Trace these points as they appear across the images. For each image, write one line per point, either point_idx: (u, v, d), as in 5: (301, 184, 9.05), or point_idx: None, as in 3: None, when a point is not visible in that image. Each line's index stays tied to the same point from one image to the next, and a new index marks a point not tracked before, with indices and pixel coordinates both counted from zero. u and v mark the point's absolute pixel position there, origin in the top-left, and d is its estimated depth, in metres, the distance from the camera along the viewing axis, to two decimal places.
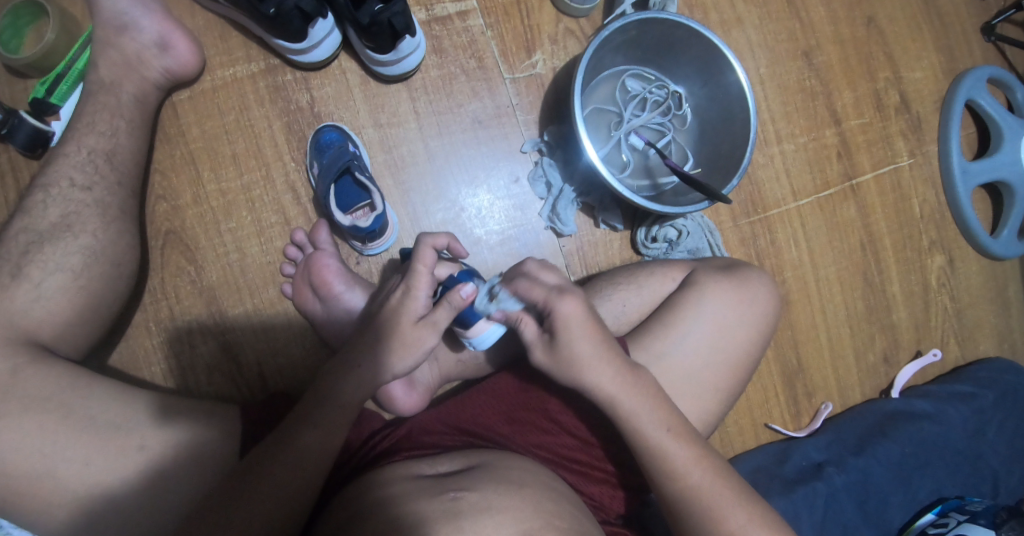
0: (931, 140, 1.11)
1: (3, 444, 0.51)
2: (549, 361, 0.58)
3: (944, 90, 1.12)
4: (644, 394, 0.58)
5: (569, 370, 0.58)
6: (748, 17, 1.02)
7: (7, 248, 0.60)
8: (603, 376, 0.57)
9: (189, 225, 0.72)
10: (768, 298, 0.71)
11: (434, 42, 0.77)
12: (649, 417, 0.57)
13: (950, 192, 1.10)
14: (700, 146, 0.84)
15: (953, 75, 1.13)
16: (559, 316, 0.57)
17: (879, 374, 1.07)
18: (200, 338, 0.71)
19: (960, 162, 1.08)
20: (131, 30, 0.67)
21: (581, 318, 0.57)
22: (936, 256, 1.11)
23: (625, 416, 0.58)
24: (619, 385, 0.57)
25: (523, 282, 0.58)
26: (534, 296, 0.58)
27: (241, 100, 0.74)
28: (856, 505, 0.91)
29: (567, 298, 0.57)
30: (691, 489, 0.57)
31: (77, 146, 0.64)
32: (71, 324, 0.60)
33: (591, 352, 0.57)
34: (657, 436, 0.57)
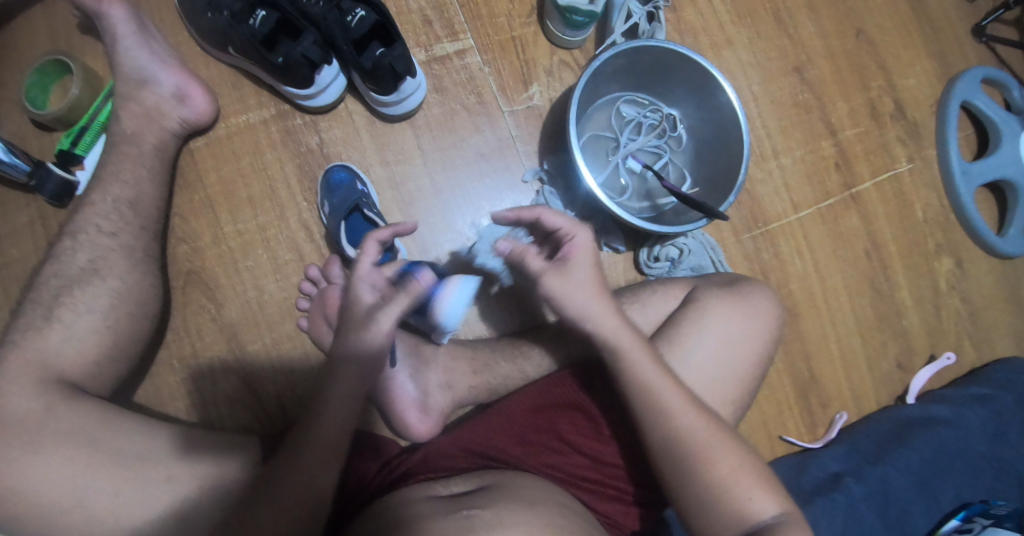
0: (929, 145, 1.13)
1: (42, 478, 0.54)
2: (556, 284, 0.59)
3: (938, 94, 1.14)
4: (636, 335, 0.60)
5: (572, 289, 0.59)
6: (738, 37, 1.05)
7: (40, 294, 0.63)
8: (605, 319, 0.60)
9: (208, 265, 0.76)
10: (771, 310, 0.73)
11: (435, 80, 0.80)
12: (640, 360, 0.59)
13: (953, 194, 1.11)
14: (697, 166, 0.87)
15: (946, 78, 1.14)
16: (575, 245, 0.59)
17: (894, 381, 1.07)
18: (222, 373, 0.74)
19: (961, 163, 1.10)
20: (150, 84, 0.71)
21: (591, 255, 0.60)
22: (944, 259, 1.11)
23: (620, 358, 0.60)
24: (612, 324, 0.60)
25: (548, 211, 0.60)
26: (557, 224, 0.59)
27: (255, 145, 0.77)
28: (876, 514, 0.90)
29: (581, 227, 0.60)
30: (678, 431, 0.58)
31: (102, 195, 0.68)
32: (99, 363, 0.63)
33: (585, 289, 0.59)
34: (649, 377, 0.59)
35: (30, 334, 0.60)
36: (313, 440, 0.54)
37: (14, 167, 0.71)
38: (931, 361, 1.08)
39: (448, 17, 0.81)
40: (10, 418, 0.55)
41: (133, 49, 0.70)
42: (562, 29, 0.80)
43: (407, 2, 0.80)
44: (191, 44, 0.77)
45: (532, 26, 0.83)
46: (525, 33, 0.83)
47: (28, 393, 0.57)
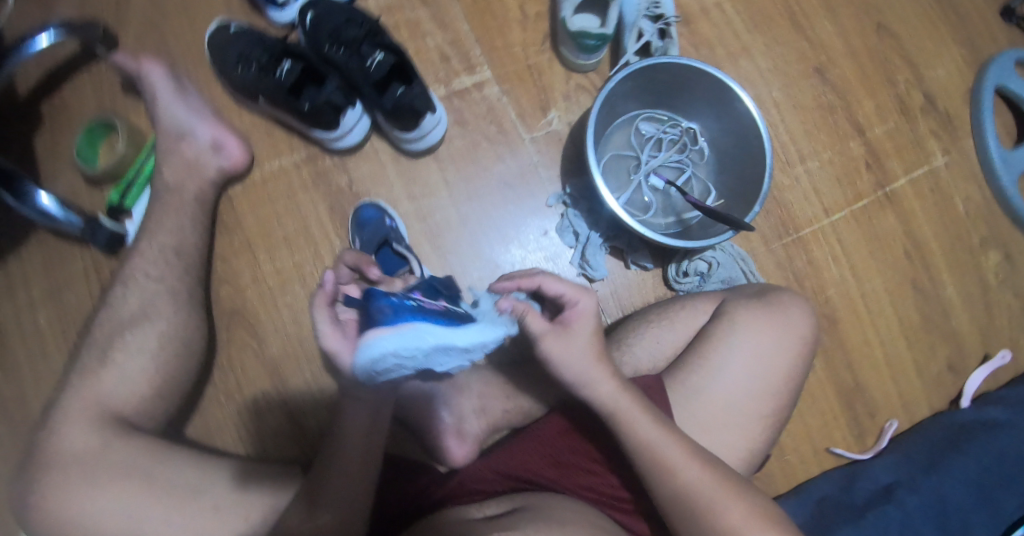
0: (965, 136, 1.09)
1: (101, 509, 0.57)
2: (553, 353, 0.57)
3: (971, 82, 1.10)
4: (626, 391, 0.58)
5: (567, 356, 0.57)
6: (754, 44, 1.04)
7: (95, 338, 0.67)
8: (598, 379, 0.58)
9: (249, 304, 0.79)
10: (804, 320, 0.71)
11: (455, 113, 0.83)
12: (637, 416, 0.58)
13: (995, 185, 1.07)
14: (721, 178, 0.86)
15: (978, 66, 1.11)
16: (575, 315, 0.57)
17: (947, 384, 1.03)
18: (266, 406, 0.77)
19: (1001, 151, 1.07)
20: (188, 138, 0.75)
21: (593, 323, 0.58)
22: (992, 253, 1.07)
23: (615, 416, 0.58)
24: (608, 386, 0.58)
25: (550, 278, 0.55)
26: (560, 292, 0.55)
27: (289, 188, 0.81)
28: (933, 527, 0.86)
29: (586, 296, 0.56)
30: (683, 486, 0.57)
31: (149, 243, 0.72)
32: (151, 400, 0.66)
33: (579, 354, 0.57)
34: (649, 435, 0.57)
35: (86, 377, 0.64)
36: (340, 459, 0.52)
37: (69, 223, 0.77)
38: (986, 361, 1.04)
39: (464, 50, 0.84)
40: (70, 456, 0.59)
41: (172, 106, 0.75)
42: (575, 53, 0.81)
43: (425, 41, 0.83)
44: (225, 96, 0.82)
45: (547, 53, 0.85)
46: (541, 61, 0.85)
47: (87, 430, 0.60)
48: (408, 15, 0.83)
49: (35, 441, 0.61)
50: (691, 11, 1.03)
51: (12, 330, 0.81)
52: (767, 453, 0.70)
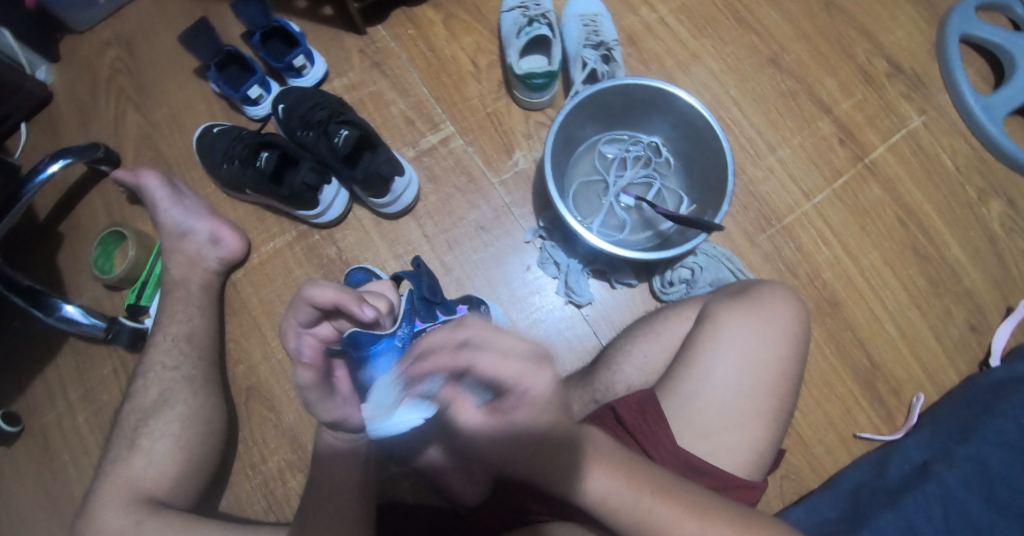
0: (939, 91, 1.09)
1: None
2: (498, 432, 0.49)
3: (934, 38, 1.11)
4: (601, 460, 0.52)
5: (518, 432, 0.49)
6: (703, 50, 1.08)
7: (123, 429, 0.72)
8: (569, 449, 0.51)
9: (264, 378, 0.84)
10: (789, 311, 0.73)
11: (427, 171, 0.89)
12: (612, 487, 0.51)
13: (981, 133, 1.07)
14: (689, 184, 0.90)
15: (935, 22, 1.12)
16: (530, 396, 0.48)
17: (971, 345, 1.02)
18: (290, 472, 0.81)
19: (979, 101, 1.06)
20: (188, 235, 0.81)
21: (544, 402, 0.49)
22: (992, 203, 1.06)
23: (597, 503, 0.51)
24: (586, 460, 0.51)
25: (481, 350, 0.45)
26: (501, 372, 0.46)
27: (285, 267, 0.87)
28: (979, 498, 0.83)
29: (538, 369, 0.48)
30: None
31: (163, 335, 0.78)
32: (178, 479, 0.70)
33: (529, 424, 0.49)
34: (633, 501, 0.51)
35: (117, 463, 0.69)
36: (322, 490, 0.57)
37: (93, 327, 0.84)
38: (1009, 314, 1.02)
39: (427, 112, 0.90)
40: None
41: (171, 209, 0.81)
42: (527, 95, 0.86)
43: (389, 110, 0.90)
44: (219, 193, 0.89)
45: (503, 98, 0.90)
46: (498, 107, 0.90)
47: (122, 514, 0.65)
48: (370, 88, 0.90)
49: (76, 533, 0.66)
50: (636, 30, 1.08)
51: (55, 435, 0.88)
52: (777, 448, 0.70)
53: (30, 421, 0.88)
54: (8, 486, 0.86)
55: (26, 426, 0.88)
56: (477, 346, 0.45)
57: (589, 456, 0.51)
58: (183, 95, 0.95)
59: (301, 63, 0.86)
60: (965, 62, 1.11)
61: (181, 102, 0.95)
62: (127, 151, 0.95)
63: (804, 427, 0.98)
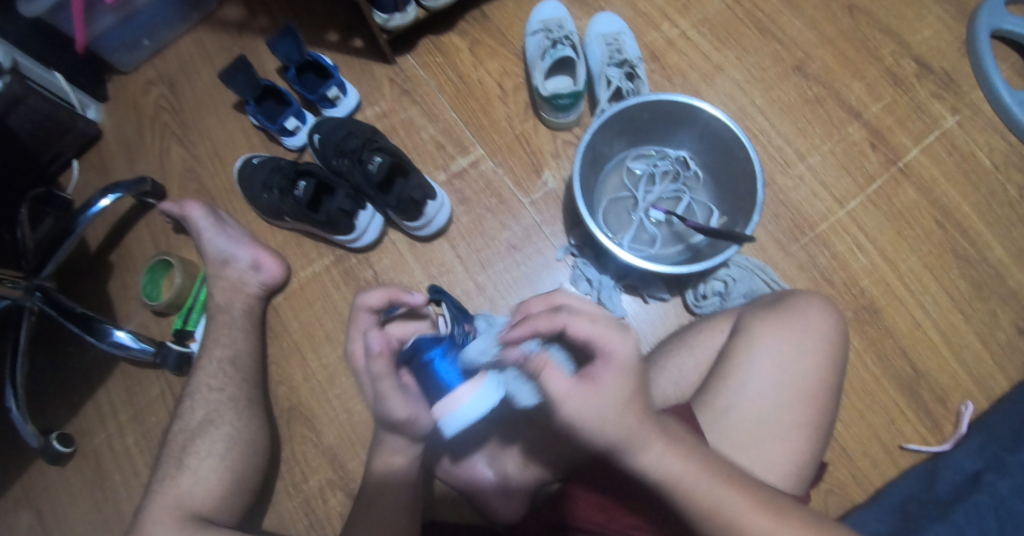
0: (973, 89, 1.07)
1: None
2: (574, 415, 0.46)
3: (964, 35, 1.09)
4: (663, 440, 0.47)
5: (590, 418, 0.46)
6: (726, 61, 1.08)
7: (171, 449, 0.74)
8: (640, 434, 0.47)
9: (304, 399, 0.87)
10: (826, 320, 0.72)
11: (457, 194, 0.91)
12: (678, 469, 0.47)
13: (1020, 129, 1.04)
14: (720, 196, 0.89)
15: (965, 19, 1.10)
16: (613, 355, 0.46)
17: (1021, 350, 0.98)
18: (331, 491, 0.83)
19: (1015, 95, 1.04)
20: (231, 261, 0.85)
21: (632, 373, 0.46)
22: None
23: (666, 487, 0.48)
24: (658, 447, 0.47)
25: (574, 313, 0.46)
26: (587, 331, 0.46)
27: (323, 291, 0.90)
28: None
29: (624, 334, 0.47)
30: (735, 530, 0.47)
31: (209, 358, 0.80)
32: (223, 496, 0.70)
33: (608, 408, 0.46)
34: (707, 496, 0.47)
35: (166, 481, 0.70)
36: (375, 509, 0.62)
37: (142, 350, 0.87)
38: None
39: (456, 136, 0.92)
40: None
41: (215, 238, 0.85)
42: (553, 115, 0.88)
43: (420, 135, 0.93)
44: (259, 220, 0.93)
45: (530, 119, 0.92)
46: (526, 128, 0.92)
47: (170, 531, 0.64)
48: (401, 115, 0.93)
49: None
50: (657, 45, 1.09)
51: (108, 456, 0.92)
52: (818, 460, 0.69)
53: (84, 442, 0.92)
54: (64, 506, 0.90)
55: (80, 447, 0.92)
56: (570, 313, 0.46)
57: (658, 442, 0.47)
58: (224, 128, 1.00)
59: (334, 94, 0.89)
60: (998, 57, 1.09)
61: (222, 136, 1.00)
62: (172, 184, 0.99)
63: (848, 440, 0.95)
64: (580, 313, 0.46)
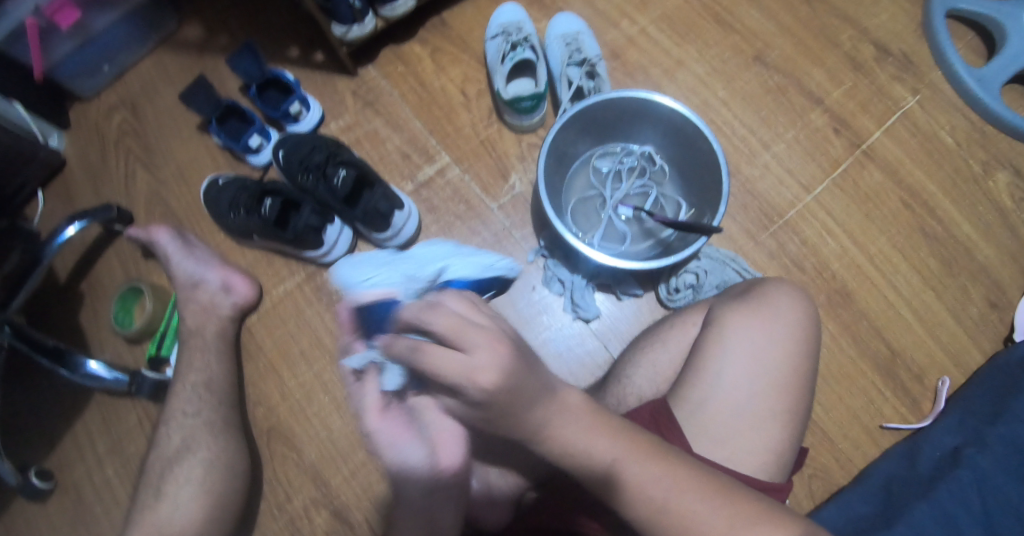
0: (930, 70, 1.09)
1: None
2: (465, 409, 0.44)
3: (918, 17, 1.11)
4: (566, 418, 0.47)
5: (476, 410, 0.43)
6: (687, 55, 1.09)
7: (149, 478, 0.72)
8: (530, 419, 0.45)
9: (284, 419, 0.86)
10: (795, 307, 0.73)
11: (427, 203, 0.91)
12: (574, 435, 0.47)
13: (978, 106, 1.06)
14: (686, 189, 0.90)
15: (918, 1, 1.12)
16: (477, 381, 0.39)
17: (993, 322, 1.00)
18: (316, 510, 0.83)
19: (972, 73, 1.06)
20: (201, 284, 0.84)
21: (508, 378, 0.41)
22: (998, 175, 1.05)
23: (571, 459, 0.47)
24: (552, 422, 0.46)
25: (430, 339, 0.39)
26: (447, 362, 0.39)
27: (297, 308, 0.89)
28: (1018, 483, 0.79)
29: (480, 356, 0.39)
30: (656, 508, 0.47)
31: (183, 383, 0.79)
32: (205, 523, 0.69)
33: (507, 404, 0.43)
34: (612, 466, 0.48)
35: (145, 511, 0.69)
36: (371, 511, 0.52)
37: (115, 380, 0.86)
38: None
39: (422, 145, 0.92)
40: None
41: (182, 262, 0.84)
42: (517, 119, 0.88)
43: (386, 146, 0.92)
44: (228, 241, 0.92)
45: (495, 124, 0.93)
46: (491, 133, 0.92)
47: None
48: (366, 128, 0.93)
49: None
50: (619, 44, 1.10)
51: (87, 489, 0.90)
52: (796, 446, 0.70)
53: (61, 476, 0.91)
54: None
55: (58, 482, 0.90)
56: (422, 345, 0.38)
57: (553, 414, 0.46)
58: (188, 150, 0.99)
59: (296, 110, 0.89)
60: (953, 37, 1.11)
61: (186, 158, 0.99)
62: (138, 209, 0.98)
63: (828, 422, 0.97)
64: (435, 335, 0.39)
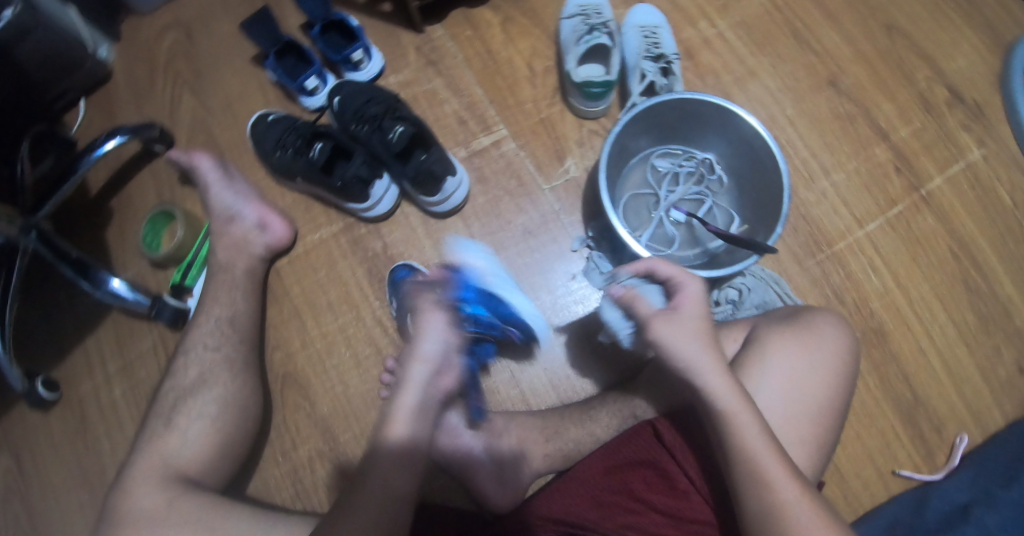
0: (1000, 124, 1.05)
1: None
2: (659, 336, 0.58)
3: (998, 68, 1.07)
4: (730, 378, 0.57)
5: (680, 338, 0.58)
6: (760, 67, 1.06)
7: (161, 406, 0.72)
8: (705, 363, 0.57)
9: (301, 367, 0.85)
10: (839, 340, 0.70)
11: (476, 172, 0.88)
12: (727, 395, 0.56)
13: None
14: (742, 203, 0.87)
15: (1000, 51, 1.07)
16: (681, 291, 0.60)
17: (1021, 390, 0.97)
18: (319, 463, 0.82)
19: None
20: (237, 219, 0.82)
21: (700, 309, 0.60)
22: None
23: (723, 415, 0.56)
24: (722, 379, 0.57)
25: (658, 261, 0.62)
26: (668, 273, 0.61)
27: (329, 258, 0.88)
28: None
29: (688, 280, 0.61)
30: (764, 482, 0.54)
31: (206, 316, 0.78)
32: (213, 461, 0.69)
33: (694, 348, 0.57)
34: (751, 438, 0.55)
35: (153, 440, 0.68)
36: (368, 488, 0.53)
37: (137, 302, 0.85)
38: None
39: (480, 113, 0.90)
40: (140, 513, 0.62)
41: (222, 193, 0.83)
42: (582, 103, 0.85)
43: (442, 108, 0.90)
44: (268, 179, 0.91)
45: (557, 105, 0.90)
46: (552, 113, 0.90)
47: (154, 490, 0.63)
48: (425, 86, 0.90)
49: (107, 506, 0.65)
50: (692, 44, 1.06)
51: (92, 406, 0.90)
52: (817, 478, 0.68)
53: (68, 390, 0.90)
54: (42, 452, 0.88)
55: (64, 394, 0.90)
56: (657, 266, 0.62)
57: (714, 373, 0.57)
58: (239, 82, 0.97)
59: (359, 57, 0.87)
60: None
61: (236, 89, 0.97)
62: (181, 133, 0.96)
63: (843, 461, 0.94)
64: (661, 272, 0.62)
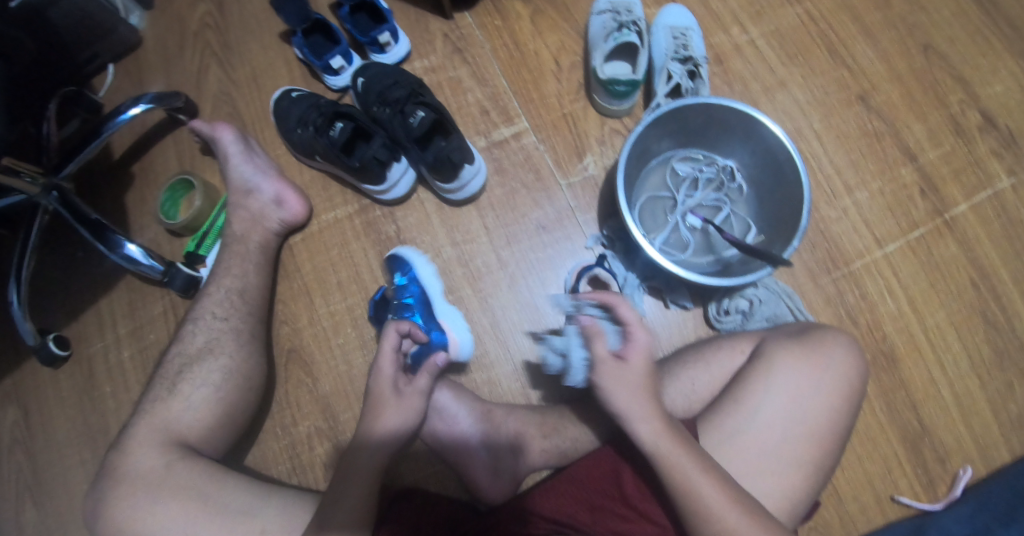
0: None
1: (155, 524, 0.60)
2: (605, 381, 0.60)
3: None
4: (658, 422, 0.58)
5: (622, 386, 0.59)
6: (790, 78, 1.04)
7: (166, 370, 0.73)
8: (637, 409, 0.59)
9: (307, 343, 0.85)
10: (849, 363, 0.69)
11: (495, 163, 0.88)
12: (658, 437, 0.57)
13: None
14: (760, 214, 0.86)
15: None
16: (634, 339, 0.60)
17: None
18: (318, 440, 0.82)
19: None
20: (254, 193, 0.83)
21: (647, 361, 0.60)
22: None
23: (657, 455, 0.57)
24: (651, 428, 0.58)
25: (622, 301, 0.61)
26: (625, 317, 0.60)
27: (342, 238, 0.88)
28: None
29: (639, 331, 0.60)
30: (705, 518, 0.55)
31: (217, 286, 0.79)
32: (212, 428, 0.70)
33: (626, 397, 0.59)
34: (690, 477, 0.56)
35: (156, 404, 0.69)
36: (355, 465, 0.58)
37: (151, 267, 0.86)
38: None
39: (503, 104, 0.89)
40: (138, 473, 0.63)
41: (241, 165, 0.83)
42: (607, 100, 0.85)
43: (466, 97, 0.90)
44: (288, 156, 0.91)
45: (581, 101, 0.89)
46: (575, 109, 0.89)
47: (152, 452, 0.64)
48: (450, 74, 0.90)
49: (105, 463, 0.66)
50: (723, 50, 1.05)
51: (101, 366, 0.91)
52: (814, 500, 0.67)
53: (79, 347, 0.92)
54: (49, 405, 0.90)
55: (75, 352, 0.91)
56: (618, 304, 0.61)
57: (641, 417, 0.58)
58: (267, 57, 0.97)
59: (386, 40, 0.86)
60: None
61: (263, 64, 0.97)
62: (205, 103, 0.97)
63: (842, 482, 0.93)
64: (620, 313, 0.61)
